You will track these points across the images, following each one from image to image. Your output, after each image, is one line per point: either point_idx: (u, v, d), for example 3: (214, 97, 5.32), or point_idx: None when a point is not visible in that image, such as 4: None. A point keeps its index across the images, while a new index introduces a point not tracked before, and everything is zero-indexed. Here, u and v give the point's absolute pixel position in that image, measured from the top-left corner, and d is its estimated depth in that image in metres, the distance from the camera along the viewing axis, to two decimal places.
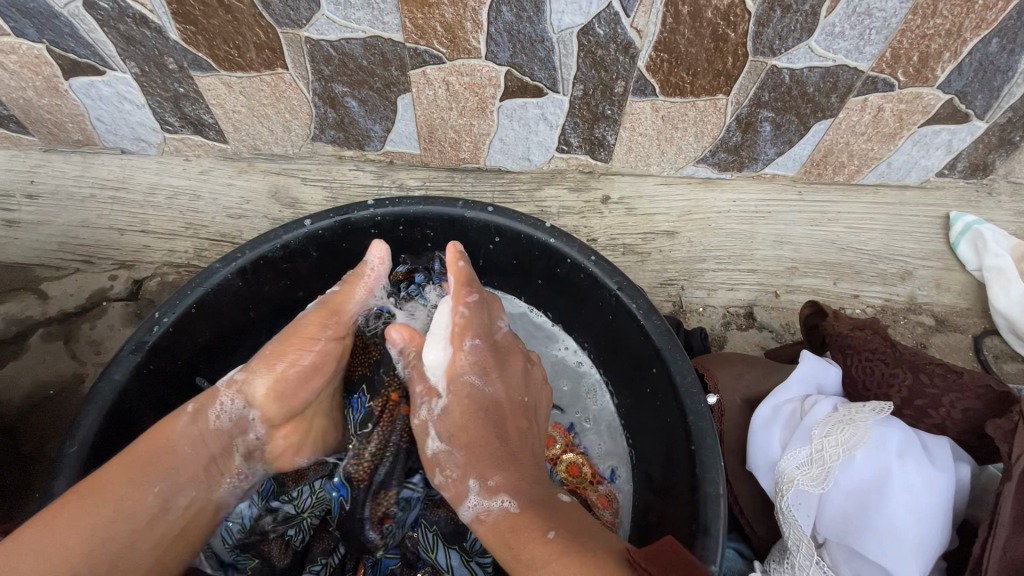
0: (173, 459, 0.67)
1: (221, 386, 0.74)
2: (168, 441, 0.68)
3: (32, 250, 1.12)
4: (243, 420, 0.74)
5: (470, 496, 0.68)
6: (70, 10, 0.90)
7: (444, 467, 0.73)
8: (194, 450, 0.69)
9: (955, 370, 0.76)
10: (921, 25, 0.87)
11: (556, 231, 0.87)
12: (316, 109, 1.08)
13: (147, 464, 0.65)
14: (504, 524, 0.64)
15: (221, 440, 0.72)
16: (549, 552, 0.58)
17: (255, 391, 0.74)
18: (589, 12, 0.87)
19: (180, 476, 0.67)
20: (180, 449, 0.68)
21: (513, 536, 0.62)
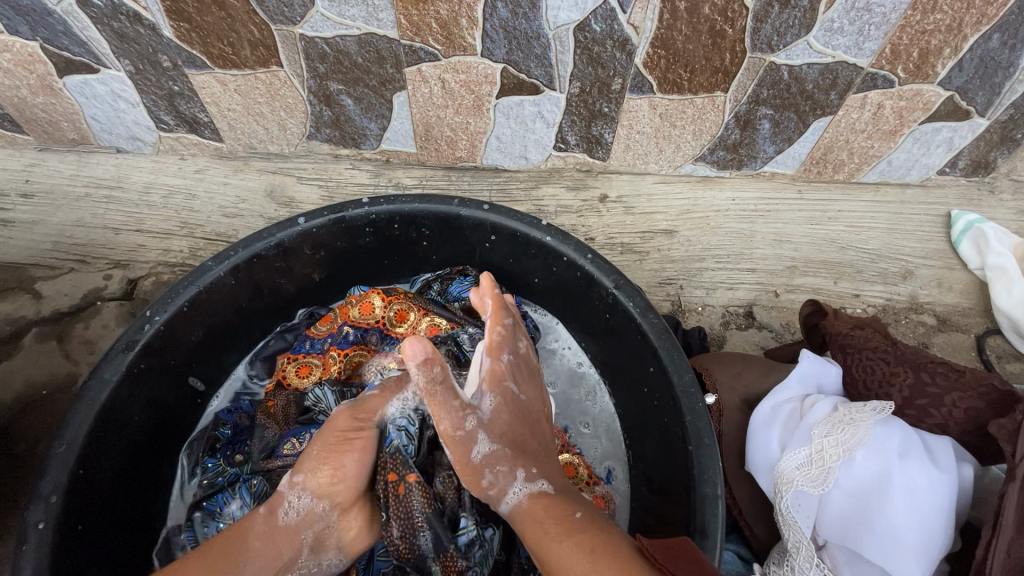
0: (241, 555, 0.62)
1: (283, 486, 0.66)
2: (239, 548, 0.63)
3: (27, 250, 1.11)
4: (313, 515, 0.66)
5: (514, 482, 0.66)
6: (63, 7, 0.89)
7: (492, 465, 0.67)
8: (264, 544, 0.64)
9: (957, 369, 0.74)
10: (921, 21, 0.86)
11: (553, 229, 0.86)
12: (312, 107, 1.07)
13: (216, 551, 0.62)
14: (535, 508, 0.63)
15: (291, 537, 0.65)
16: (570, 530, 0.58)
17: (317, 485, 0.66)
18: (585, 8, 0.86)
19: (251, 569, 0.62)
20: (250, 543, 0.63)
21: (544, 520, 0.61)
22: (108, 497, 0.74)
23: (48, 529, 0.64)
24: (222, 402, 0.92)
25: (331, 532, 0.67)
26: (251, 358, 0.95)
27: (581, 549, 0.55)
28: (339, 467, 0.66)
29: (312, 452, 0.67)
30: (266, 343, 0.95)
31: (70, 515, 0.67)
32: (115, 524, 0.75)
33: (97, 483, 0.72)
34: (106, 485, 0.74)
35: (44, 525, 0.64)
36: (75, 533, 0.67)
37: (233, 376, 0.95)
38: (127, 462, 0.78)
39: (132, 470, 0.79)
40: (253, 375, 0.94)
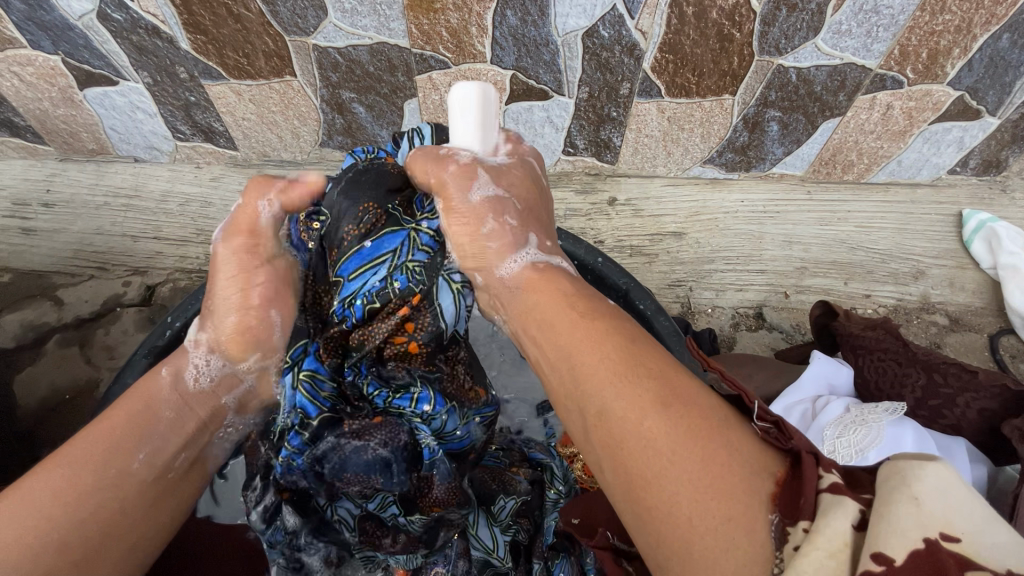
0: (161, 425, 0.58)
1: (188, 345, 0.66)
2: (150, 405, 0.58)
3: (49, 258, 1.14)
4: (223, 375, 0.66)
5: (525, 248, 0.65)
6: (84, 22, 0.92)
7: (496, 215, 0.64)
8: (178, 414, 0.60)
9: (969, 369, 0.75)
10: (930, 22, 0.86)
11: (564, 233, 0.87)
12: (324, 115, 1.09)
13: (126, 430, 0.55)
14: (529, 282, 0.62)
15: (206, 398, 0.63)
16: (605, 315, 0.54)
17: (223, 343, 0.66)
18: (593, 14, 0.87)
19: (165, 436, 0.57)
20: (161, 412, 0.58)
21: (570, 306, 0.56)
22: None
23: None
24: None
25: (252, 393, 0.68)
26: None
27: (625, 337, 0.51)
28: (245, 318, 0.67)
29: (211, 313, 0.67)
30: None
31: None
32: None
33: None
34: None
35: None
36: None
37: None
38: None
39: None
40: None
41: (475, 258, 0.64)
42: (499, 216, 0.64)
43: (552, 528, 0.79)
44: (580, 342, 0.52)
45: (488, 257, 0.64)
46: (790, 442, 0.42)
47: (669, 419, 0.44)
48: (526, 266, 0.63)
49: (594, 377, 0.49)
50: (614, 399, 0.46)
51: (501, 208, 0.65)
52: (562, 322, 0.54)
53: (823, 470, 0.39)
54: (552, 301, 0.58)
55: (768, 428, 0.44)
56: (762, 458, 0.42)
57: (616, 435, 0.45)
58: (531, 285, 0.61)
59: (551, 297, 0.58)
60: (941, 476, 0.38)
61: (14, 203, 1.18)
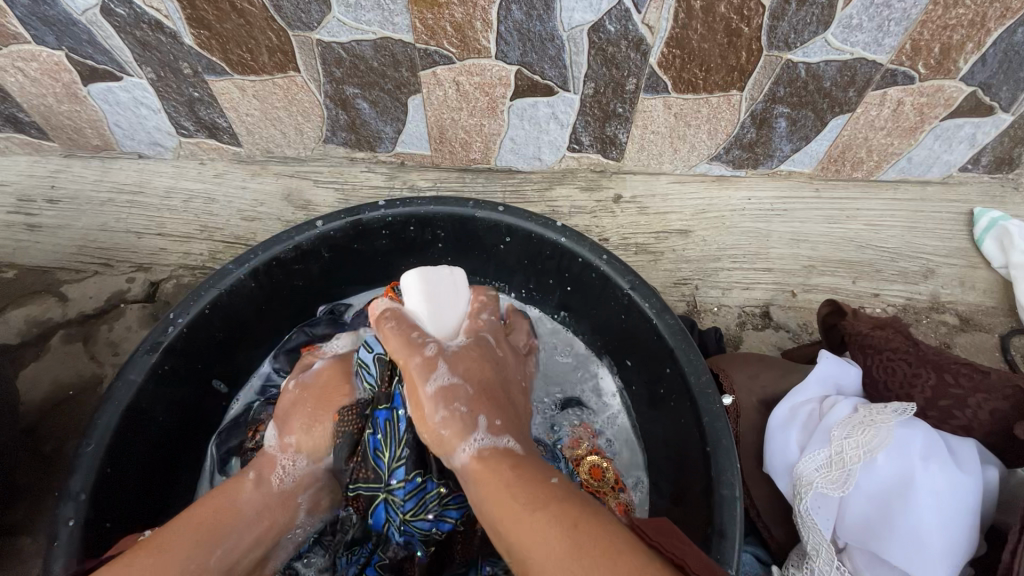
0: (238, 524, 0.67)
1: (275, 450, 0.77)
2: (234, 506, 0.69)
3: (53, 254, 1.14)
4: (304, 479, 0.76)
5: (475, 432, 0.65)
6: (87, 17, 0.92)
7: (450, 402, 0.67)
8: (258, 516, 0.70)
9: (981, 370, 0.74)
10: (943, 16, 0.84)
11: (568, 230, 0.86)
12: (328, 111, 1.09)
13: (207, 530, 0.65)
14: (492, 463, 0.61)
15: (287, 500, 0.74)
16: (549, 494, 0.56)
17: (306, 447, 0.77)
18: (600, 9, 0.86)
19: (243, 537, 0.67)
20: (244, 512, 0.69)
21: (510, 482, 0.59)
22: (136, 494, 0.77)
23: (78, 527, 0.66)
24: (248, 398, 0.95)
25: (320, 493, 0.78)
26: (275, 353, 0.97)
27: (562, 519, 0.53)
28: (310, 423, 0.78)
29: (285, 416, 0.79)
30: (290, 337, 0.97)
31: (98, 514, 0.69)
32: (141, 518, 0.77)
33: (123, 482, 0.74)
34: (132, 483, 0.76)
35: (74, 522, 0.66)
36: (103, 530, 0.69)
37: (257, 372, 0.96)
38: (152, 460, 0.80)
39: (157, 466, 0.81)
40: (277, 369, 0.96)
41: (443, 433, 0.65)
42: (453, 402, 0.67)
43: None
44: (524, 533, 0.53)
45: (455, 426, 0.65)
46: None
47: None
48: (478, 450, 0.64)
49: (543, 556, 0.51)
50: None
51: (456, 395, 0.68)
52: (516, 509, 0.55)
53: None
54: (502, 484, 0.59)
55: None
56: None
57: None
58: (481, 474, 0.61)
59: (499, 488, 0.59)
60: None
61: (18, 198, 1.18)
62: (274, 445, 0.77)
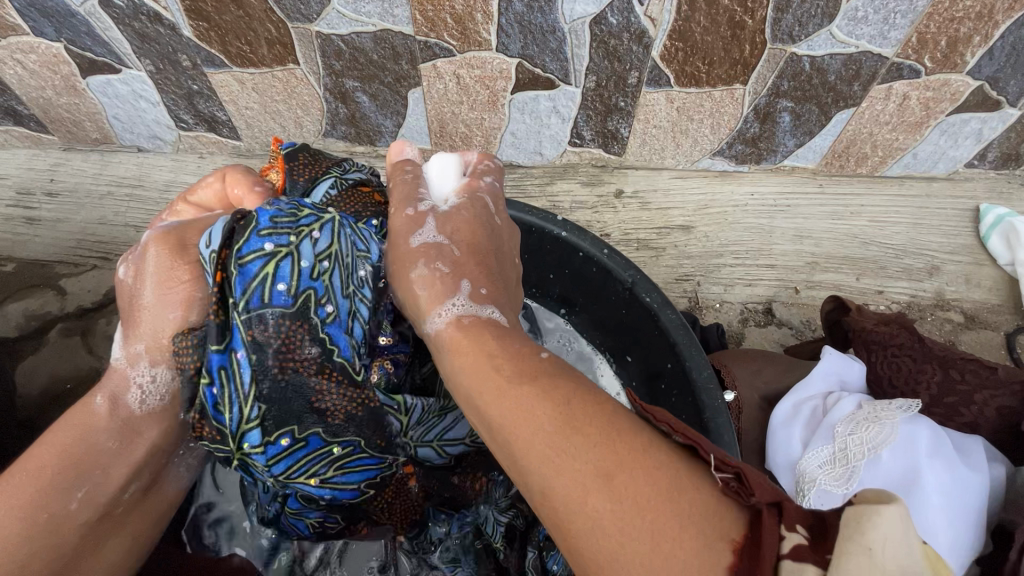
0: (98, 458, 0.52)
1: (119, 365, 0.56)
2: (83, 441, 0.52)
3: (52, 248, 1.13)
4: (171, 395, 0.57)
5: (456, 296, 0.57)
6: (86, 8, 0.91)
7: (431, 259, 0.60)
8: (121, 445, 0.54)
9: (988, 366, 0.72)
10: (950, 8, 0.83)
11: (569, 224, 0.85)
12: (328, 104, 1.08)
13: (57, 472, 0.50)
14: (462, 327, 0.54)
15: (154, 422, 0.56)
16: (539, 368, 0.47)
17: (158, 361, 0.56)
18: (601, 0, 0.85)
19: (112, 470, 0.53)
20: (99, 443, 0.53)
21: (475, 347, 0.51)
22: None
23: None
24: None
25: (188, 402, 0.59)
26: None
27: (554, 392, 0.44)
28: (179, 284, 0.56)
29: (128, 318, 0.57)
30: None
31: None
32: None
33: None
34: None
35: None
36: None
37: None
38: None
39: None
40: None
41: (416, 302, 0.59)
42: (430, 260, 0.60)
43: None
44: (507, 412, 0.44)
45: (429, 294, 0.58)
46: (751, 497, 0.36)
47: (602, 461, 0.39)
48: (452, 316, 0.55)
49: (531, 456, 0.41)
50: (556, 477, 0.39)
51: (437, 254, 0.60)
52: (491, 385, 0.46)
53: (785, 529, 0.34)
54: (481, 358, 0.49)
55: (727, 480, 0.38)
56: (722, 521, 0.36)
57: (564, 523, 0.39)
58: (456, 343, 0.53)
59: (482, 359, 0.49)
60: (896, 524, 0.32)
61: (18, 191, 1.18)
62: (118, 356, 0.56)
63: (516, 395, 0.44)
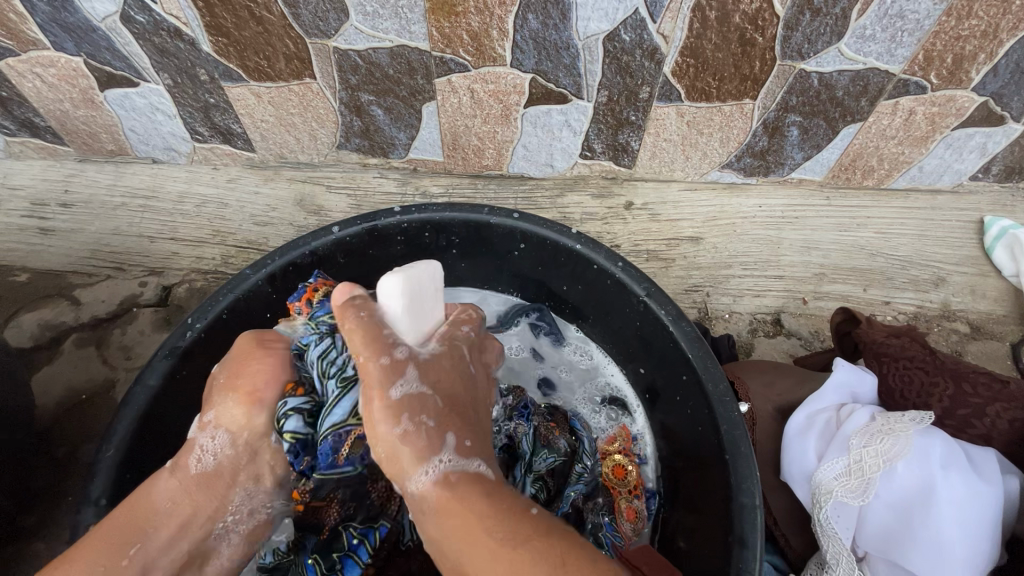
0: (145, 524, 0.63)
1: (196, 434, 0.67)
2: (148, 499, 0.64)
3: (67, 258, 1.14)
4: (228, 458, 0.67)
5: (440, 454, 0.57)
6: (107, 24, 0.92)
7: (410, 416, 0.58)
8: (174, 503, 0.65)
9: (1000, 380, 0.74)
10: (956, 27, 0.85)
11: (584, 237, 0.86)
12: (342, 117, 1.09)
13: (119, 532, 0.62)
14: (448, 495, 0.55)
15: (207, 483, 0.66)
16: (533, 530, 0.51)
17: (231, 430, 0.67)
18: (615, 18, 0.87)
19: (158, 536, 0.63)
20: (154, 510, 0.64)
21: (486, 517, 0.52)
22: None
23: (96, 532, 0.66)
24: None
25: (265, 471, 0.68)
26: None
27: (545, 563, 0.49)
28: (245, 412, 0.67)
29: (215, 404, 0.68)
30: None
31: None
32: None
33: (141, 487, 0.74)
34: None
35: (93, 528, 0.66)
36: None
37: None
38: None
39: None
40: None
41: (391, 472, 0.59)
42: (411, 418, 0.58)
43: (569, 498, 0.83)
44: None
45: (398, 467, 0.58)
46: None
47: None
48: (439, 480, 0.56)
49: None
50: None
51: (417, 409, 0.59)
52: (483, 554, 0.50)
53: None
54: (473, 522, 0.52)
55: None
56: None
57: None
58: (443, 506, 0.55)
59: (474, 519, 0.53)
60: None
61: (33, 202, 1.19)
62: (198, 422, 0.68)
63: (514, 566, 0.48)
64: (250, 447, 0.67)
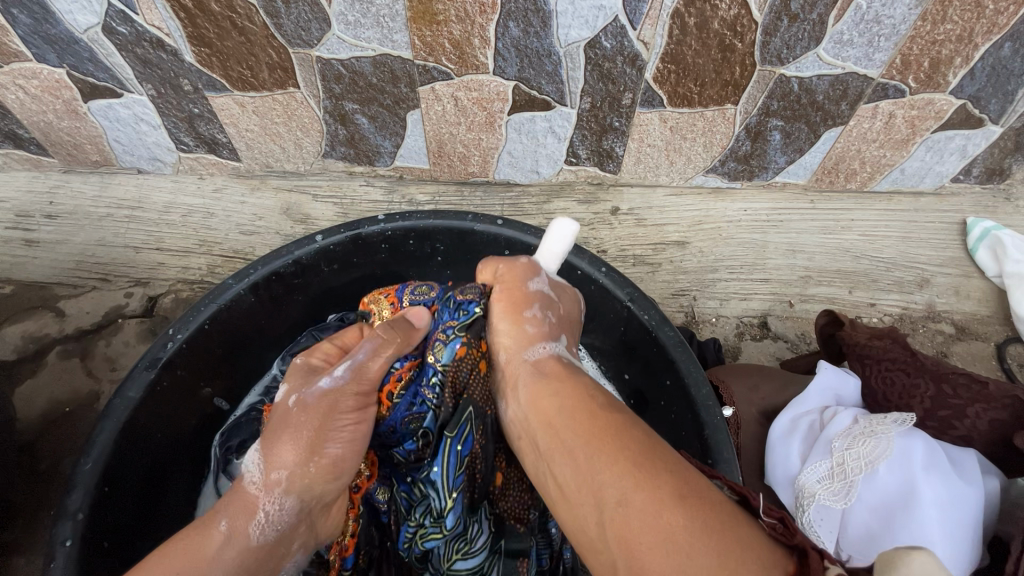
0: None
1: (256, 490, 0.61)
2: (207, 563, 0.56)
3: (51, 270, 1.14)
4: (286, 529, 0.62)
5: (555, 343, 0.69)
6: (89, 35, 0.92)
7: (544, 304, 0.72)
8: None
9: (979, 380, 0.74)
10: (932, 32, 0.86)
11: (567, 243, 0.87)
12: (327, 126, 1.09)
13: None
14: (554, 370, 0.64)
15: (266, 551, 0.61)
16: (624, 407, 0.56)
17: (299, 492, 0.62)
18: (595, 26, 0.88)
19: None
20: (215, 573, 0.56)
21: (589, 392, 0.59)
22: (134, 512, 0.76)
23: (74, 547, 0.65)
24: (255, 396, 0.92)
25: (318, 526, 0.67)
26: (284, 354, 0.92)
27: (638, 425, 0.52)
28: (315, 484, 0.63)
29: (285, 451, 0.62)
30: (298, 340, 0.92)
31: (95, 531, 0.68)
32: (139, 535, 0.76)
33: (122, 499, 0.73)
34: (130, 500, 0.75)
35: (71, 542, 0.65)
36: (100, 549, 0.69)
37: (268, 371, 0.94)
38: (148, 478, 0.79)
39: (156, 481, 0.80)
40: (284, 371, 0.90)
41: (512, 344, 0.69)
42: (538, 309, 0.72)
43: None
44: (593, 431, 0.52)
45: (521, 341, 0.69)
46: (793, 538, 0.42)
47: (672, 487, 0.45)
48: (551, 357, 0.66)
49: (606, 473, 0.49)
50: (632, 496, 0.46)
51: (545, 304, 0.72)
52: (578, 410, 0.56)
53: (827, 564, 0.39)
54: (573, 391, 0.59)
55: (777, 525, 0.45)
56: (775, 553, 0.41)
57: (631, 549, 0.44)
58: (552, 374, 0.64)
59: (576, 387, 0.60)
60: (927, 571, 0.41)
61: (17, 214, 1.18)
62: (253, 477, 0.62)
63: (602, 423, 0.53)
64: (310, 513, 0.64)
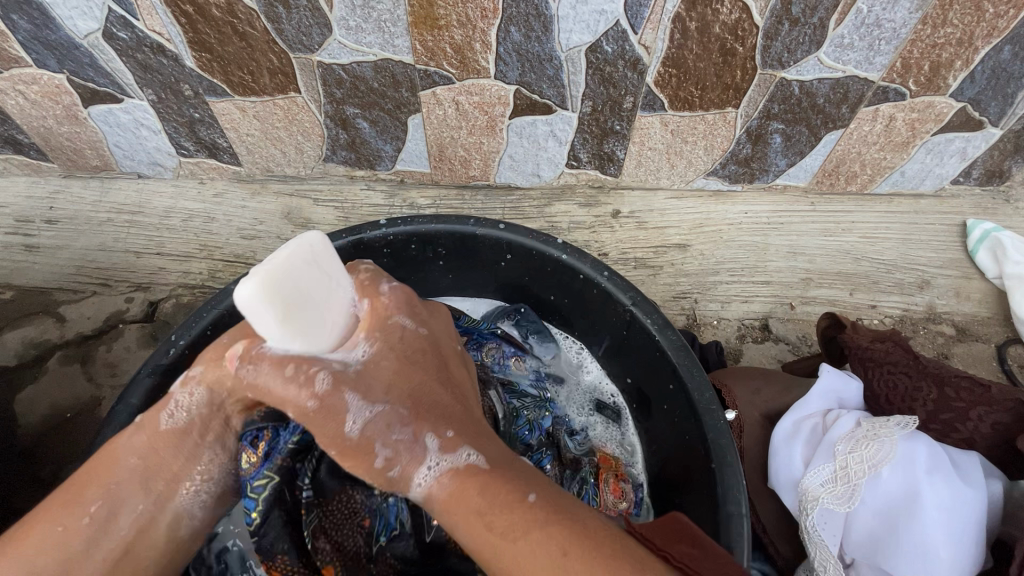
0: (111, 487, 0.56)
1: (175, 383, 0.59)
2: (113, 460, 0.58)
3: (51, 276, 1.13)
4: (203, 415, 0.59)
5: (426, 456, 0.53)
6: (90, 41, 0.92)
7: (364, 416, 0.53)
8: (141, 461, 0.58)
9: (982, 384, 0.74)
10: (932, 35, 0.87)
11: (568, 247, 0.87)
12: (328, 130, 1.09)
13: (78, 488, 0.56)
14: (446, 493, 0.52)
15: (182, 441, 0.58)
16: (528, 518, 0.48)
17: (211, 379, 0.58)
18: (596, 30, 0.88)
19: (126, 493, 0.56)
20: (118, 469, 0.57)
21: (485, 511, 0.49)
22: None
23: None
24: None
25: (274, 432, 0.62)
26: None
27: (555, 547, 0.46)
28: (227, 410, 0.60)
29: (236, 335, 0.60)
30: None
31: None
32: None
33: None
34: None
35: None
36: None
37: None
38: None
39: None
40: None
41: (384, 482, 0.54)
42: (384, 424, 0.53)
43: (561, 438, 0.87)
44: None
45: (393, 475, 0.53)
46: None
47: None
48: (434, 477, 0.52)
49: None
50: None
51: (387, 410, 0.54)
52: (488, 545, 0.48)
53: None
54: (471, 518, 0.49)
55: None
56: None
57: None
58: (447, 501, 0.52)
59: (473, 515, 0.49)
60: None
61: (17, 219, 1.18)
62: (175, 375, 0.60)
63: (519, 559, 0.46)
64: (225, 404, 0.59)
